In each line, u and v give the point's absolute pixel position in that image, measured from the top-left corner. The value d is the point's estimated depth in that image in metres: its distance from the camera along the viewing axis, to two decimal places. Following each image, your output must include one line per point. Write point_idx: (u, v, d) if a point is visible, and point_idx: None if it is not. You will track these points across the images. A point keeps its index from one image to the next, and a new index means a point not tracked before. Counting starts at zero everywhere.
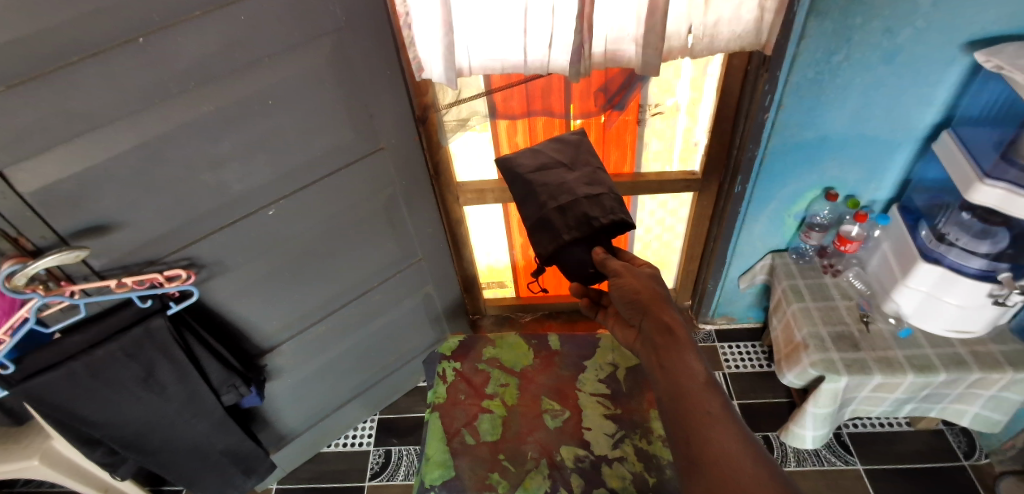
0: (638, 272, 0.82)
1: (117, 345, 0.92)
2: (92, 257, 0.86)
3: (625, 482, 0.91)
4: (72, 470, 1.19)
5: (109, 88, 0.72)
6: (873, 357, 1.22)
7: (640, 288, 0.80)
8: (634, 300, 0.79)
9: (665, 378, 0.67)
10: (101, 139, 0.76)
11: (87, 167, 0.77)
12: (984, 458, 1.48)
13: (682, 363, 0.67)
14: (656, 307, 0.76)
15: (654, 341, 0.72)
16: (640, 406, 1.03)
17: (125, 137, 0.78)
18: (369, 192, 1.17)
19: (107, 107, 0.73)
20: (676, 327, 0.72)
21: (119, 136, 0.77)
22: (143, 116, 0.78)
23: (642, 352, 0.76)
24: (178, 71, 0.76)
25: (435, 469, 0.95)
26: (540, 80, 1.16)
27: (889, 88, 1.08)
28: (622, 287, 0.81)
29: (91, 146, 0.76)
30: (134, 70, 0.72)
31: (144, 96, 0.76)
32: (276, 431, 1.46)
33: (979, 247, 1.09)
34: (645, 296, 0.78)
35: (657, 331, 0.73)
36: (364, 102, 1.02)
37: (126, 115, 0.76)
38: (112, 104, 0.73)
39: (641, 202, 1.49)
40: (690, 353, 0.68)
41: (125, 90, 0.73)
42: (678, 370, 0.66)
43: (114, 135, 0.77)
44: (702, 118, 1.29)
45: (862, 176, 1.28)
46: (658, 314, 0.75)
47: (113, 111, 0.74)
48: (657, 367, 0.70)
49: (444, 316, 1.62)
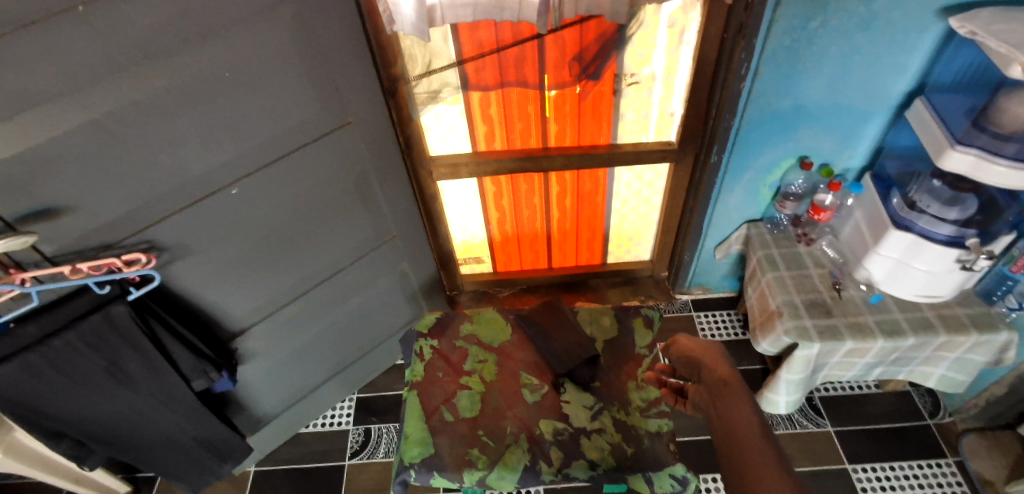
0: (700, 340, 0.95)
1: (75, 333, 0.87)
2: (42, 243, 0.81)
3: (604, 453, 1.02)
4: (40, 462, 1.17)
5: (51, 64, 0.67)
6: (845, 323, 1.24)
7: (694, 347, 0.94)
8: (691, 358, 0.94)
9: (720, 419, 0.80)
10: (42, 118, 0.70)
11: (30, 146, 0.72)
12: (948, 416, 1.53)
13: (737, 407, 0.79)
14: (712, 362, 0.90)
15: (713, 391, 0.85)
16: (618, 380, 1.15)
17: (68, 116, 0.72)
18: (338, 168, 1.12)
19: (47, 84, 0.68)
20: (730, 379, 0.85)
21: (64, 114, 0.72)
22: (88, 94, 0.72)
23: (702, 403, 0.88)
24: (126, 43, 0.71)
25: (414, 447, 1.05)
26: (514, 49, 1.13)
27: (863, 56, 1.07)
28: (680, 347, 0.95)
29: (30, 125, 0.70)
30: (75, 45, 0.67)
31: (87, 71, 0.70)
32: (252, 415, 1.44)
33: (948, 214, 1.11)
34: (700, 352, 0.93)
35: (715, 382, 0.86)
36: (331, 75, 0.97)
37: (69, 92, 0.70)
38: (50, 80, 0.68)
39: (618, 173, 1.46)
40: (743, 401, 0.80)
41: (66, 64, 0.68)
42: (733, 414, 0.78)
43: (56, 113, 0.71)
44: (678, 88, 1.25)
45: (837, 145, 1.28)
46: (714, 369, 0.89)
47: (52, 87, 0.69)
48: (714, 413, 0.82)
49: (420, 293, 1.60)
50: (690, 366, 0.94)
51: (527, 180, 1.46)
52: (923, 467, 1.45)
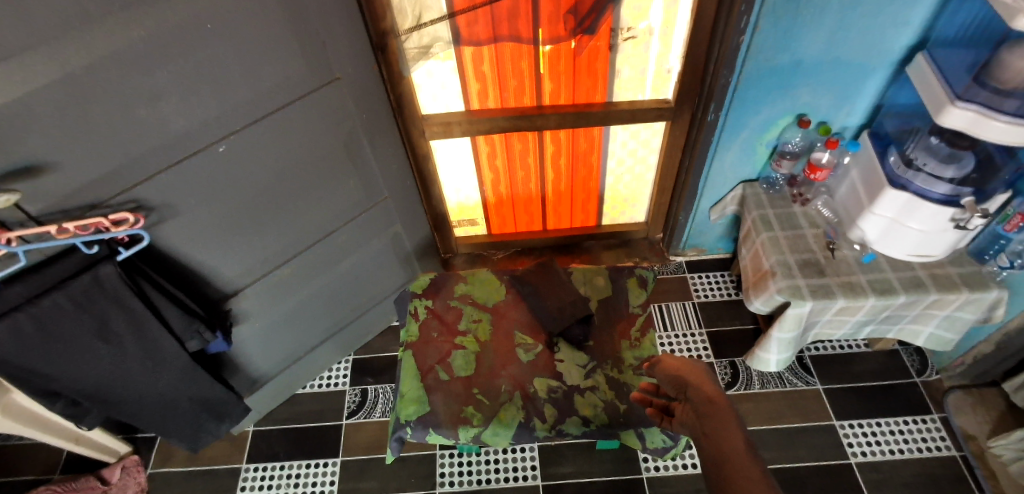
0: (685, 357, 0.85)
1: (64, 293, 0.86)
2: (26, 202, 0.79)
3: (597, 409, 1.04)
4: (38, 423, 1.18)
5: (18, 15, 0.62)
6: (838, 282, 1.24)
7: (678, 365, 0.84)
8: (677, 376, 0.82)
9: (709, 445, 0.69)
10: (17, 71, 0.66)
11: (4, 102, 0.67)
12: (935, 374, 1.57)
13: (726, 431, 0.68)
14: (697, 379, 0.79)
15: (699, 411, 0.74)
16: (612, 337, 1.16)
17: (46, 68, 0.68)
18: (327, 124, 1.09)
19: (20, 34, 0.64)
20: (716, 398, 0.74)
21: (38, 68, 0.68)
22: (63, 44, 0.68)
23: (688, 426, 0.76)
24: None
25: (410, 405, 1.06)
26: (506, 1, 1.09)
27: (867, 8, 1.04)
28: (665, 366, 0.85)
29: (5, 80, 0.66)
30: None
31: (63, 20, 0.66)
32: (247, 376, 1.45)
33: (945, 172, 1.10)
34: (686, 371, 0.82)
35: (701, 402, 0.75)
36: (315, 27, 0.93)
37: (42, 44, 0.66)
38: (23, 29, 0.63)
39: (613, 133, 1.44)
40: (733, 424, 0.69)
41: (36, 14, 0.63)
42: (724, 439, 0.68)
43: (31, 66, 0.67)
44: (676, 43, 1.22)
45: (835, 102, 1.26)
46: (701, 387, 0.77)
47: (25, 37, 0.64)
48: (704, 439, 0.70)
49: (414, 255, 1.60)
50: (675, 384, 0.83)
51: (521, 139, 1.44)
52: (909, 423, 1.49)
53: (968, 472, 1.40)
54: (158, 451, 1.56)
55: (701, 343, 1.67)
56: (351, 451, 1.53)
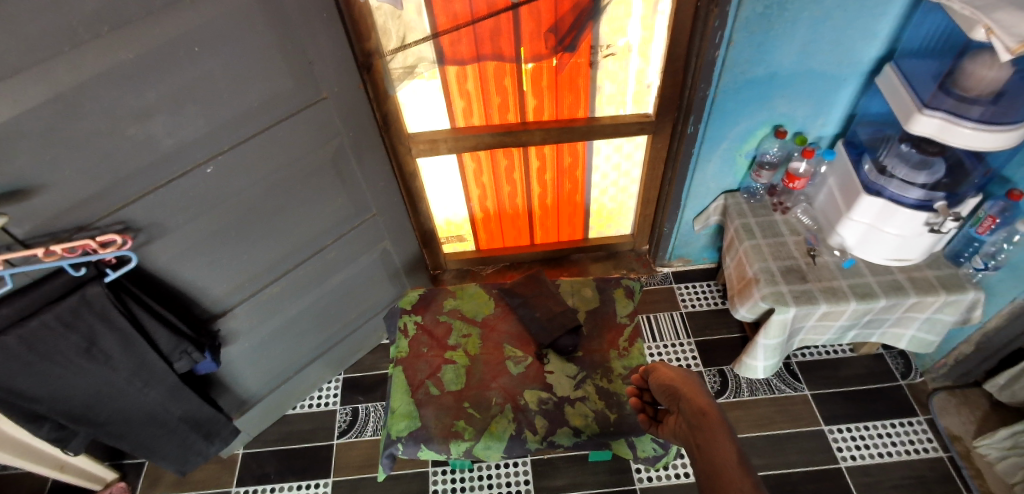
0: (676, 366, 0.85)
1: (52, 315, 0.86)
2: (13, 224, 0.79)
3: (587, 419, 1.05)
4: (21, 450, 1.16)
5: (7, 38, 0.63)
6: (819, 288, 1.27)
7: (672, 376, 0.83)
8: (670, 388, 0.82)
9: (701, 457, 0.67)
10: (8, 93, 0.67)
11: None
12: (919, 377, 1.59)
13: (718, 443, 0.66)
14: (690, 391, 0.77)
15: (691, 422, 0.73)
16: (601, 347, 1.17)
17: (34, 90, 0.69)
18: (314, 143, 1.11)
19: (9, 56, 0.65)
20: (709, 410, 0.71)
21: (28, 91, 0.69)
22: (53, 66, 0.69)
23: (683, 436, 0.75)
24: (86, 13, 0.68)
25: (401, 420, 1.06)
26: (488, 21, 1.13)
27: (836, 21, 1.08)
28: (660, 376, 0.85)
29: None
30: (33, 17, 0.64)
31: (52, 42, 0.67)
32: (237, 397, 1.44)
33: (917, 178, 1.14)
34: (679, 382, 0.80)
35: (694, 414, 0.73)
36: (302, 47, 0.95)
37: (30, 67, 0.67)
38: (13, 51, 0.65)
39: (596, 147, 1.47)
40: (722, 431, 0.67)
41: (25, 37, 0.65)
42: (715, 451, 0.65)
43: (22, 88, 0.68)
44: (654, 59, 1.25)
45: (811, 112, 1.30)
46: (693, 398, 0.76)
47: (15, 59, 0.66)
48: (696, 449, 0.69)
49: (403, 271, 1.60)
50: (668, 393, 0.82)
51: (507, 155, 1.46)
52: (897, 425, 1.50)
53: (955, 472, 1.41)
54: (146, 476, 1.53)
55: (690, 352, 1.68)
56: (342, 471, 1.52)
